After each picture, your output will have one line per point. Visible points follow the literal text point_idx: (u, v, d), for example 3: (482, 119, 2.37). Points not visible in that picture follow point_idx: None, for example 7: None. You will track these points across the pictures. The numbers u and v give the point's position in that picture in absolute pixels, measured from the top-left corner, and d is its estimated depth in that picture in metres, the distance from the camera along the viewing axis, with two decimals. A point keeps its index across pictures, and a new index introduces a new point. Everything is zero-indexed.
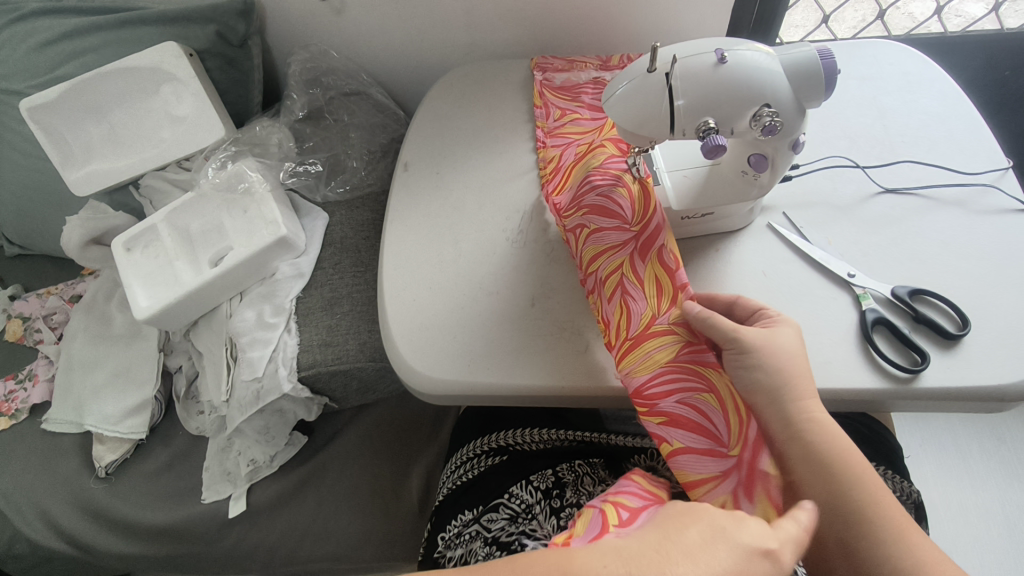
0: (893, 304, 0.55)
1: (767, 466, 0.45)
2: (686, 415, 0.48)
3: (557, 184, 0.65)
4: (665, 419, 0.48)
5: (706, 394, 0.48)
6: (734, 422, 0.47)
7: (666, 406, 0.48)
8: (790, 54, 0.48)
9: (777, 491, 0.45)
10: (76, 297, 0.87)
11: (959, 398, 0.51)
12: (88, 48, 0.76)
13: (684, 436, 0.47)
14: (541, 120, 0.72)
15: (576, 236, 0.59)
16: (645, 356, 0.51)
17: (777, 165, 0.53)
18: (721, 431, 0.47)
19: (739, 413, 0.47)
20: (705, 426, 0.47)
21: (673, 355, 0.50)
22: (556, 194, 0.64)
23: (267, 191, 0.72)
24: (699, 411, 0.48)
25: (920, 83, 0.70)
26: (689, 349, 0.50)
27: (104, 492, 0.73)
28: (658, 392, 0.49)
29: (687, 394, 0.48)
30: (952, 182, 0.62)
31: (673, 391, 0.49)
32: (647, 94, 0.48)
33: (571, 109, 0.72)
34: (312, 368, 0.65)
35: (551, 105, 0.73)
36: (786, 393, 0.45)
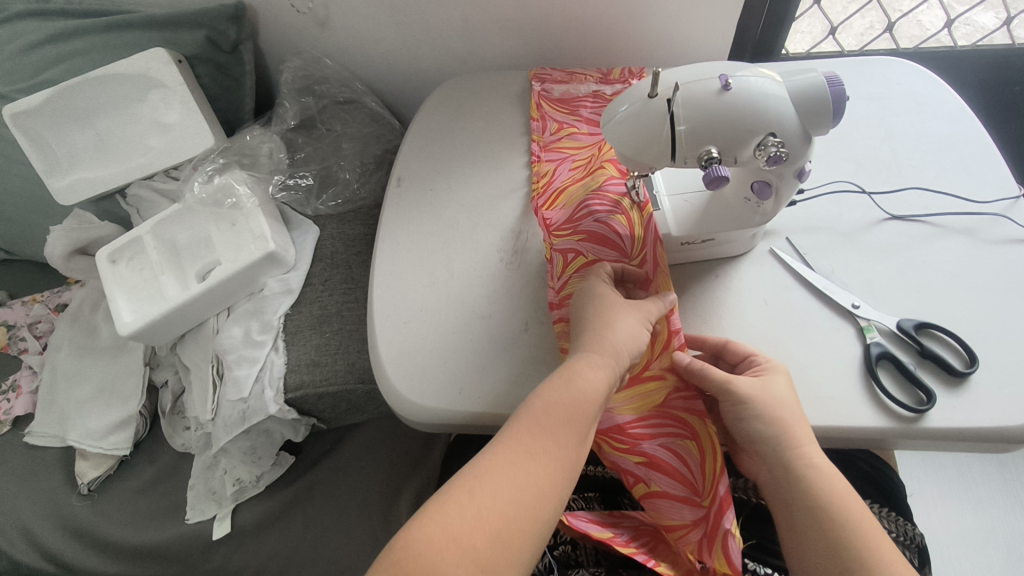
0: (898, 338, 0.54)
1: (730, 524, 0.45)
2: (665, 460, 0.48)
3: (548, 198, 0.62)
4: (644, 461, 0.49)
5: (687, 441, 0.49)
6: (710, 473, 0.47)
7: (647, 449, 0.49)
8: (797, 81, 0.46)
9: (736, 548, 0.45)
10: (62, 306, 0.85)
11: (964, 439, 0.49)
12: (74, 52, 0.74)
13: (661, 480, 0.48)
14: (536, 133, 0.69)
15: (565, 258, 0.56)
16: (633, 396, 0.51)
17: (781, 194, 0.51)
18: (696, 480, 0.48)
19: (717, 463, 0.47)
20: (682, 474, 0.48)
21: (663, 400, 0.50)
22: (548, 208, 0.61)
23: (255, 206, 0.70)
24: (678, 457, 0.49)
25: (930, 103, 0.68)
26: (677, 396, 0.50)
27: (86, 510, 0.71)
28: (641, 433, 0.50)
29: (669, 441, 0.49)
30: (960, 209, 0.60)
31: (655, 434, 0.49)
32: (647, 121, 0.46)
33: (569, 123, 0.70)
34: (299, 389, 0.64)
35: (548, 118, 0.70)
36: (784, 440, 0.45)
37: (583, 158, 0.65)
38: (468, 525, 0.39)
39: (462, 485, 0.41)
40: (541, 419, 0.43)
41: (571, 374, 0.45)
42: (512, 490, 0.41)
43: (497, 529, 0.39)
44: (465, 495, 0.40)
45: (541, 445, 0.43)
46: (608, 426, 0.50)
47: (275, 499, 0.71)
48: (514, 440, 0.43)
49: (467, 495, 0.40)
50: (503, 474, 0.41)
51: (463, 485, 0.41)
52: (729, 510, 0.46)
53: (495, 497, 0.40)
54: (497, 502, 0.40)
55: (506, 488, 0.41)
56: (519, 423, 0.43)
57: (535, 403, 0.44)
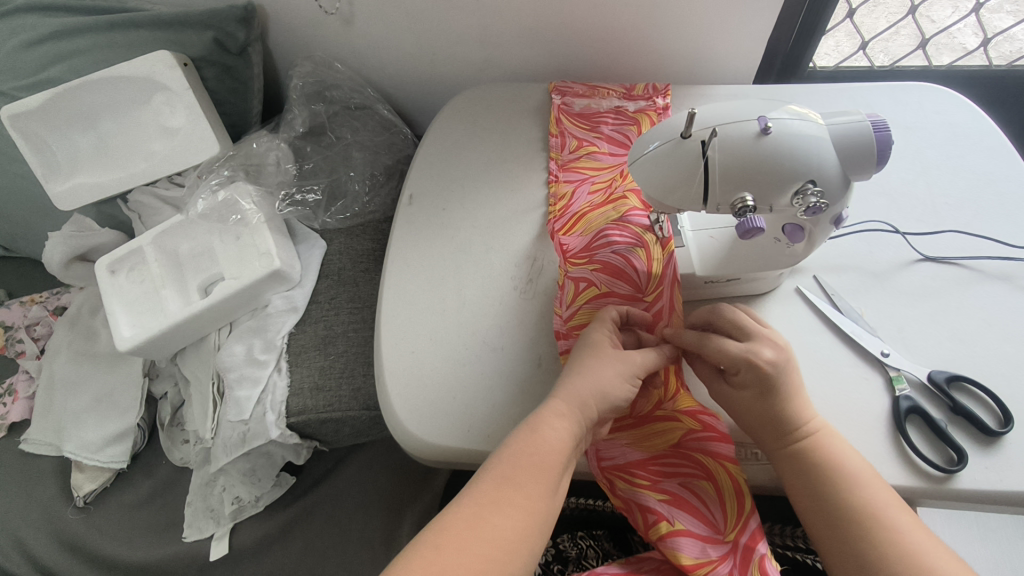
0: (928, 390, 0.51)
1: (764, 551, 0.44)
2: (686, 497, 0.46)
3: (565, 223, 0.60)
4: (665, 496, 0.46)
5: (704, 480, 0.47)
6: (733, 508, 0.45)
7: (668, 485, 0.47)
8: (840, 124, 0.43)
9: (774, 573, 0.43)
10: (60, 309, 0.83)
11: (998, 503, 0.46)
12: (77, 50, 0.71)
13: (685, 516, 0.45)
14: (555, 150, 0.67)
15: (576, 288, 0.54)
16: (648, 436, 0.50)
17: (814, 238, 0.49)
18: (718, 517, 0.45)
19: (736, 500, 0.45)
20: (703, 511, 0.46)
21: (680, 438, 0.49)
22: (564, 234, 0.58)
23: (261, 221, 0.68)
24: (697, 496, 0.46)
25: (968, 136, 0.65)
26: (694, 435, 0.49)
27: (82, 523, 0.70)
28: (660, 470, 0.48)
29: (688, 479, 0.47)
30: (999, 253, 0.57)
31: (674, 472, 0.48)
32: (679, 163, 0.43)
33: (589, 140, 0.67)
34: (301, 415, 0.62)
35: (567, 134, 0.67)
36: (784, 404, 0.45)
37: (603, 181, 0.62)
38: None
39: (428, 540, 0.37)
40: (510, 471, 0.41)
41: (538, 426, 0.42)
42: (480, 546, 0.37)
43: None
44: (431, 551, 0.37)
45: (509, 497, 0.40)
46: (623, 462, 0.48)
47: (275, 521, 0.70)
48: (480, 495, 0.40)
49: (432, 552, 0.37)
50: (470, 529, 0.38)
51: (428, 542, 0.37)
52: (761, 540, 0.44)
53: (461, 553, 0.37)
54: (465, 557, 0.37)
55: (474, 540, 0.37)
56: (486, 478, 0.41)
57: (502, 455, 0.42)
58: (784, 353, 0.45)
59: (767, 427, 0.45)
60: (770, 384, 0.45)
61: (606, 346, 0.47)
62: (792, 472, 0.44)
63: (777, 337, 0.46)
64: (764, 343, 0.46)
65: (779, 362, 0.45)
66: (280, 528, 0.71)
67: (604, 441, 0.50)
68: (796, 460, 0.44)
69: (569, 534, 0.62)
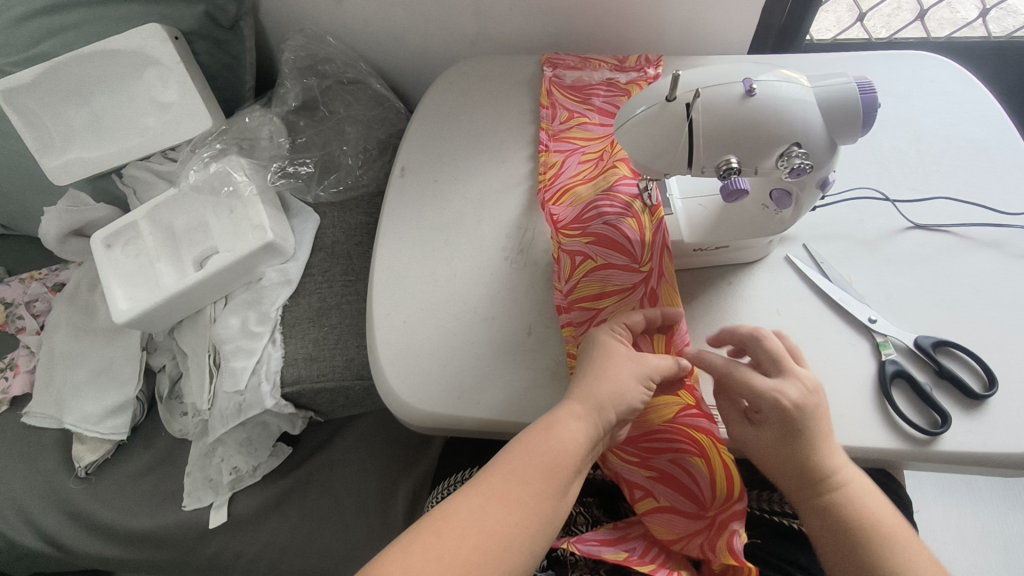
0: (915, 355, 0.51)
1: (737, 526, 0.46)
2: (675, 475, 0.47)
3: (556, 193, 0.59)
4: (654, 474, 0.47)
5: (696, 458, 0.46)
6: (721, 489, 0.45)
7: (658, 463, 0.47)
8: (825, 86, 0.43)
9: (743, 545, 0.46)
10: (59, 286, 0.83)
11: (982, 464, 0.47)
12: (67, 24, 0.71)
13: (670, 496, 0.47)
14: (545, 121, 0.66)
15: (574, 262, 0.54)
16: (645, 409, 0.48)
17: (801, 203, 0.49)
18: (705, 495, 0.46)
19: (727, 480, 0.45)
20: (691, 488, 0.46)
21: (674, 413, 0.48)
22: (554, 204, 0.58)
23: (254, 194, 0.69)
24: (687, 471, 0.46)
25: (962, 105, 0.65)
26: (692, 412, 0.48)
27: (84, 493, 0.72)
28: (650, 447, 0.48)
29: (680, 456, 0.46)
30: (989, 221, 0.57)
31: (664, 449, 0.47)
32: (664, 127, 0.43)
33: (580, 112, 0.66)
34: (295, 384, 0.63)
35: (558, 106, 0.67)
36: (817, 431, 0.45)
37: (593, 151, 0.62)
38: (430, 567, 0.37)
39: (429, 524, 0.40)
40: (516, 467, 0.42)
41: (546, 432, 0.43)
42: (478, 536, 0.39)
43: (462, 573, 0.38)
44: (430, 534, 0.39)
45: (511, 495, 0.41)
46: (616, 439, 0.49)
47: (273, 490, 0.72)
48: (486, 487, 0.41)
49: (430, 535, 0.39)
50: (471, 519, 0.40)
51: (430, 525, 0.40)
52: (739, 519, 0.46)
53: (462, 540, 0.39)
54: (462, 545, 0.39)
55: (473, 530, 0.39)
56: (491, 473, 0.42)
57: (510, 453, 0.43)
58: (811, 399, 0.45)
59: (795, 479, 0.45)
60: (795, 428, 0.44)
61: (622, 352, 0.47)
62: (822, 522, 0.45)
63: (807, 378, 0.46)
64: (793, 384, 0.45)
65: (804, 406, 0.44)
66: (278, 495, 0.73)
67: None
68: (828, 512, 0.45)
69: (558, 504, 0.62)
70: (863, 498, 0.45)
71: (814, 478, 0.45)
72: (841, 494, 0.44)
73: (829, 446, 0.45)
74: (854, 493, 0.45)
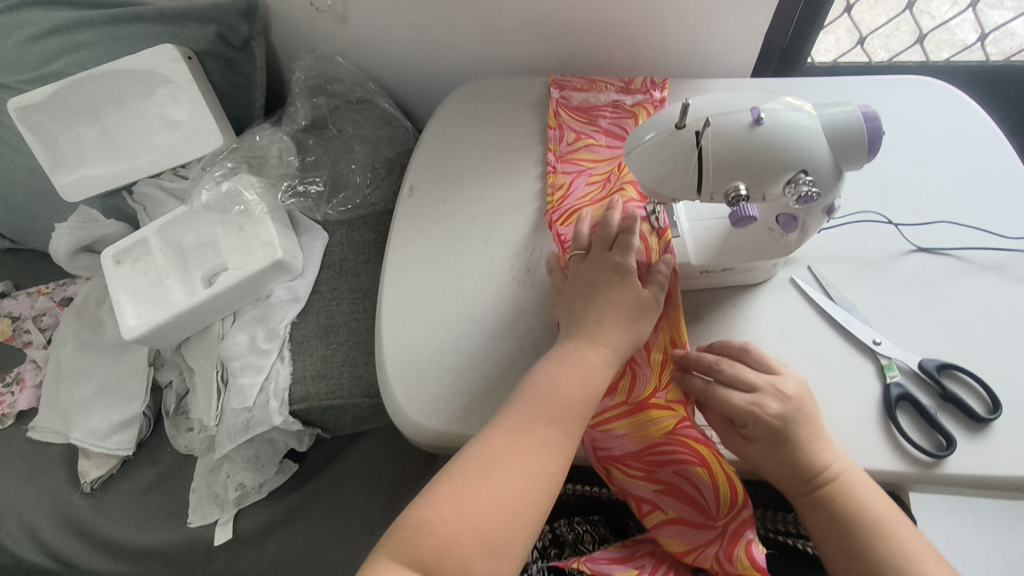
0: (918, 377, 0.51)
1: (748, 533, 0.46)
2: (681, 486, 0.47)
3: (564, 214, 0.61)
4: (659, 486, 0.48)
5: (698, 467, 0.46)
6: (725, 496, 0.46)
7: (664, 475, 0.47)
8: (831, 115, 0.44)
9: (759, 551, 0.46)
10: (67, 301, 0.84)
11: (986, 486, 0.47)
12: (82, 44, 0.72)
13: (677, 507, 0.47)
14: (553, 142, 0.67)
15: None
16: (643, 424, 0.49)
17: (807, 227, 0.49)
18: (711, 504, 0.46)
19: (730, 488, 0.46)
20: (697, 498, 0.46)
21: (673, 426, 0.48)
22: (560, 224, 0.60)
23: (264, 212, 0.69)
24: (691, 483, 0.47)
25: (963, 129, 0.66)
26: (688, 424, 0.48)
27: (89, 509, 0.72)
28: (654, 461, 0.48)
29: (682, 466, 0.47)
30: (991, 244, 0.58)
31: (666, 462, 0.47)
32: (673, 153, 0.44)
33: (587, 133, 0.67)
34: (303, 402, 0.64)
35: (565, 127, 0.68)
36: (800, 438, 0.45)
37: (600, 173, 0.63)
38: (469, 504, 0.40)
39: (461, 473, 0.42)
40: (534, 399, 0.45)
41: (549, 378, 0.46)
42: (511, 466, 0.42)
43: (495, 524, 0.40)
44: (451, 494, 0.41)
45: (523, 444, 0.43)
46: (621, 454, 0.49)
47: (277, 506, 0.74)
48: (496, 440, 0.43)
49: (453, 494, 0.41)
50: (502, 452, 0.43)
51: (462, 469, 0.42)
52: (750, 525, 0.46)
53: (494, 475, 0.42)
54: (499, 476, 0.42)
55: (506, 460, 0.42)
56: (499, 425, 0.44)
57: (528, 389, 0.46)
58: (791, 405, 0.46)
59: (787, 478, 0.46)
60: (780, 435, 0.45)
61: (628, 280, 0.50)
62: (816, 520, 0.45)
63: (784, 385, 0.47)
64: (771, 396, 0.46)
65: (785, 415, 0.46)
66: (284, 511, 0.74)
67: (600, 432, 0.50)
68: (821, 509, 0.45)
69: (565, 521, 0.62)
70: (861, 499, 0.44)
71: (805, 482, 0.45)
72: (836, 489, 0.44)
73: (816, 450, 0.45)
74: (850, 485, 0.44)
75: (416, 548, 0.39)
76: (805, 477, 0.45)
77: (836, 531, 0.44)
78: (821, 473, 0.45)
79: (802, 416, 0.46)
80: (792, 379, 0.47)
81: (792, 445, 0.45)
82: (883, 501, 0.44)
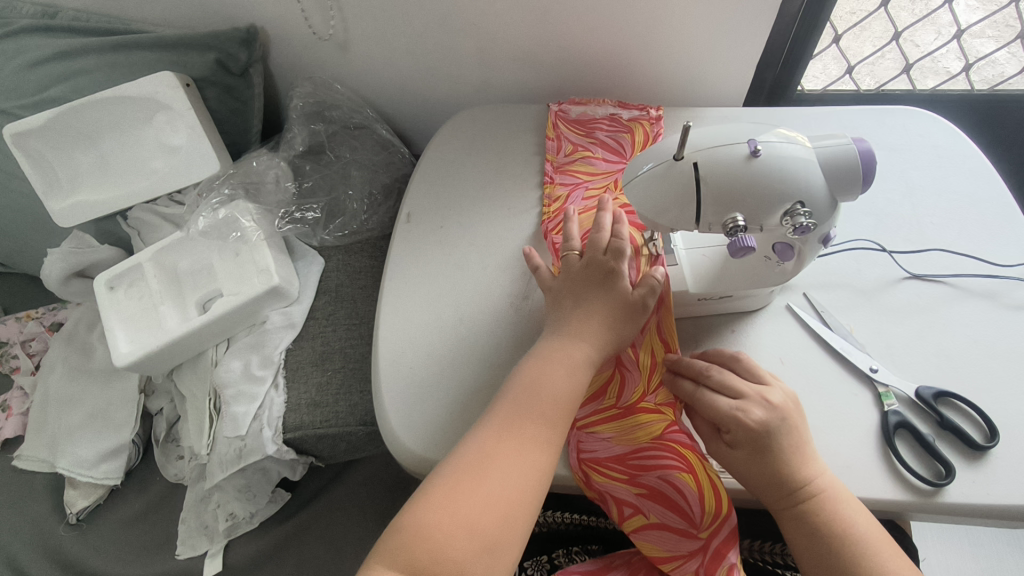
0: (916, 406, 0.52)
1: (733, 557, 0.46)
2: (665, 492, 0.47)
3: (559, 223, 0.62)
4: (643, 490, 0.47)
5: (684, 474, 0.46)
6: (710, 507, 0.46)
7: (648, 479, 0.47)
8: (825, 147, 0.45)
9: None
10: (56, 325, 0.82)
11: (987, 515, 0.47)
12: (81, 70, 0.73)
13: (660, 512, 0.47)
14: (551, 153, 0.69)
15: None
16: (631, 427, 0.49)
17: (803, 256, 0.50)
18: (695, 512, 0.46)
19: (714, 497, 0.46)
20: (681, 506, 0.46)
21: (661, 431, 0.48)
22: (555, 233, 0.61)
23: (260, 239, 0.69)
24: (676, 490, 0.46)
25: (952, 158, 0.67)
26: (676, 429, 0.49)
27: (75, 540, 0.70)
28: (639, 465, 0.48)
29: (669, 472, 0.47)
30: (982, 272, 0.58)
31: (653, 466, 0.47)
32: (671, 184, 0.44)
33: (584, 145, 0.69)
34: (298, 430, 0.63)
35: (563, 138, 0.70)
36: (784, 446, 0.45)
37: (597, 187, 0.64)
38: (459, 501, 0.40)
39: (452, 469, 0.42)
40: (521, 398, 0.45)
41: (537, 376, 0.46)
42: (501, 461, 0.42)
43: (490, 524, 0.40)
44: (444, 495, 0.40)
45: (513, 442, 0.43)
46: (606, 456, 0.49)
47: (270, 537, 0.73)
48: (484, 440, 0.43)
49: (445, 496, 0.40)
50: (491, 449, 0.42)
51: (453, 467, 0.42)
52: (732, 545, 0.46)
53: (486, 471, 0.41)
54: (488, 473, 0.41)
55: (497, 456, 0.42)
56: (487, 425, 0.44)
57: (514, 387, 0.46)
58: (776, 413, 0.46)
59: (769, 490, 0.45)
60: (762, 443, 0.45)
61: (619, 281, 0.50)
62: (799, 534, 0.45)
63: (771, 394, 0.47)
64: (756, 402, 0.46)
65: (769, 423, 0.45)
66: (275, 542, 0.74)
67: (586, 433, 0.50)
68: (803, 524, 0.44)
69: (566, 549, 0.61)
70: (844, 512, 0.44)
71: (787, 493, 0.45)
72: (818, 504, 0.44)
73: (799, 460, 0.45)
74: (833, 501, 0.44)
75: (412, 555, 0.38)
76: (787, 490, 0.45)
77: (816, 545, 0.44)
78: (803, 484, 0.44)
79: (786, 426, 0.46)
80: (779, 390, 0.47)
81: (774, 454, 0.45)
82: (867, 520, 0.44)
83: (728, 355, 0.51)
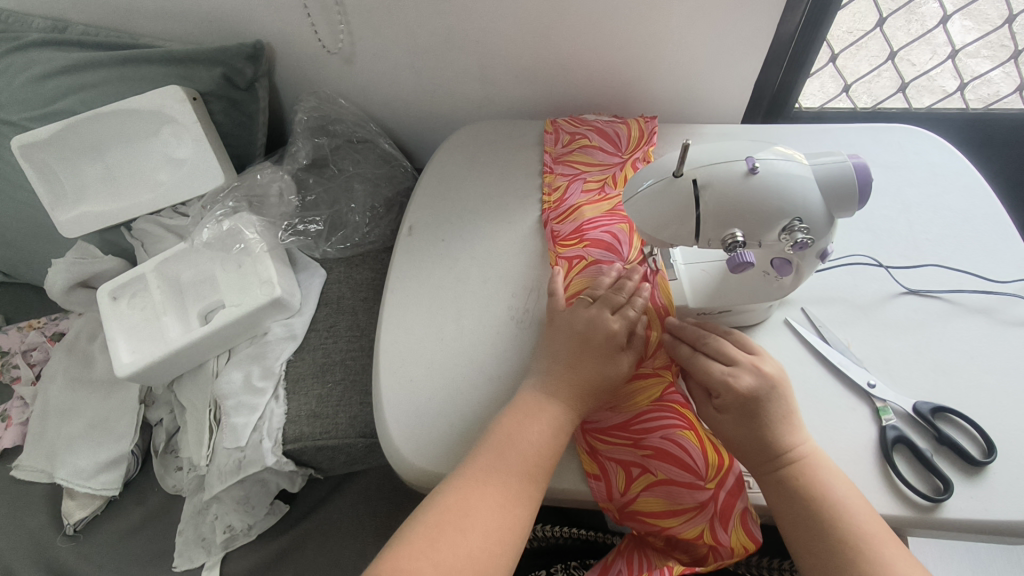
0: (915, 421, 0.52)
1: (743, 502, 0.46)
2: (669, 450, 0.47)
3: (560, 213, 0.64)
4: (648, 451, 0.48)
5: (686, 432, 0.48)
6: (713, 459, 0.47)
7: (651, 440, 0.48)
8: (821, 165, 0.45)
9: (754, 525, 0.46)
10: (58, 335, 0.83)
11: (984, 531, 0.47)
12: (89, 84, 0.75)
13: (667, 469, 0.47)
14: (549, 144, 0.71)
15: (570, 265, 0.59)
16: (631, 392, 0.51)
17: (802, 270, 0.50)
18: (700, 465, 0.46)
19: (714, 450, 0.47)
20: (686, 461, 0.47)
21: (660, 393, 0.50)
22: (557, 222, 0.64)
23: (264, 251, 0.70)
24: (680, 446, 0.47)
25: (946, 176, 0.68)
26: (674, 390, 0.51)
27: (72, 553, 0.70)
28: (642, 427, 0.49)
29: (671, 430, 0.48)
30: (978, 288, 0.59)
31: (655, 426, 0.48)
32: (670, 200, 0.45)
33: (581, 133, 0.71)
34: (297, 441, 0.63)
35: (561, 130, 0.72)
36: (769, 412, 0.46)
37: (595, 179, 0.66)
38: (437, 553, 0.40)
39: (435, 518, 0.42)
40: (501, 450, 0.45)
41: (515, 431, 0.46)
42: (481, 517, 0.42)
43: (471, 575, 0.40)
44: (426, 543, 0.41)
45: (494, 497, 0.43)
46: (609, 423, 0.50)
47: (266, 550, 0.73)
48: (466, 487, 0.44)
49: (428, 544, 0.41)
50: (472, 500, 0.43)
51: (435, 516, 0.42)
52: (739, 494, 0.47)
53: (466, 523, 0.42)
54: (467, 523, 0.42)
55: (476, 506, 0.43)
56: (469, 470, 0.45)
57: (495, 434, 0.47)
58: (766, 381, 0.47)
59: (757, 454, 0.45)
60: (751, 407, 0.46)
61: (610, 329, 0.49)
62: (780, 500, 0.44)
63: (762, 364, 0.48)
64: (747, 370, 0.48)
65: (759, 389, 0.46)
66: (272, 556, 0.73)
67: None
68: (783, 490, 0.44)
69: (564, 563, 0.60)
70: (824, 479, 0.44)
71: (772, 458, 0.45)
72: (799, 470, 0.44)
73: (784, 426, 0.46)
74: (814, 468, 0.45)
75: None
76: (770, 454, 0.45)
77: (798, 511, 0.44)
78: (788, 449, 0.45)
79: (775, 394, 0.46)
80: (771, 362, 0.49)
81: (761, 418, 0.46)
82: (850, 490, 0.44)
83: (728, 331, 0.53)
